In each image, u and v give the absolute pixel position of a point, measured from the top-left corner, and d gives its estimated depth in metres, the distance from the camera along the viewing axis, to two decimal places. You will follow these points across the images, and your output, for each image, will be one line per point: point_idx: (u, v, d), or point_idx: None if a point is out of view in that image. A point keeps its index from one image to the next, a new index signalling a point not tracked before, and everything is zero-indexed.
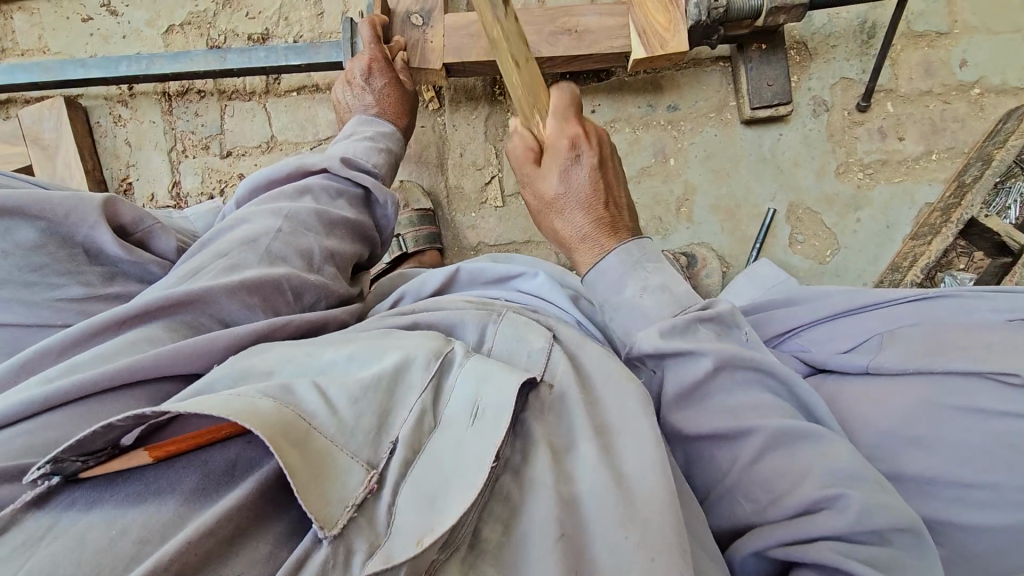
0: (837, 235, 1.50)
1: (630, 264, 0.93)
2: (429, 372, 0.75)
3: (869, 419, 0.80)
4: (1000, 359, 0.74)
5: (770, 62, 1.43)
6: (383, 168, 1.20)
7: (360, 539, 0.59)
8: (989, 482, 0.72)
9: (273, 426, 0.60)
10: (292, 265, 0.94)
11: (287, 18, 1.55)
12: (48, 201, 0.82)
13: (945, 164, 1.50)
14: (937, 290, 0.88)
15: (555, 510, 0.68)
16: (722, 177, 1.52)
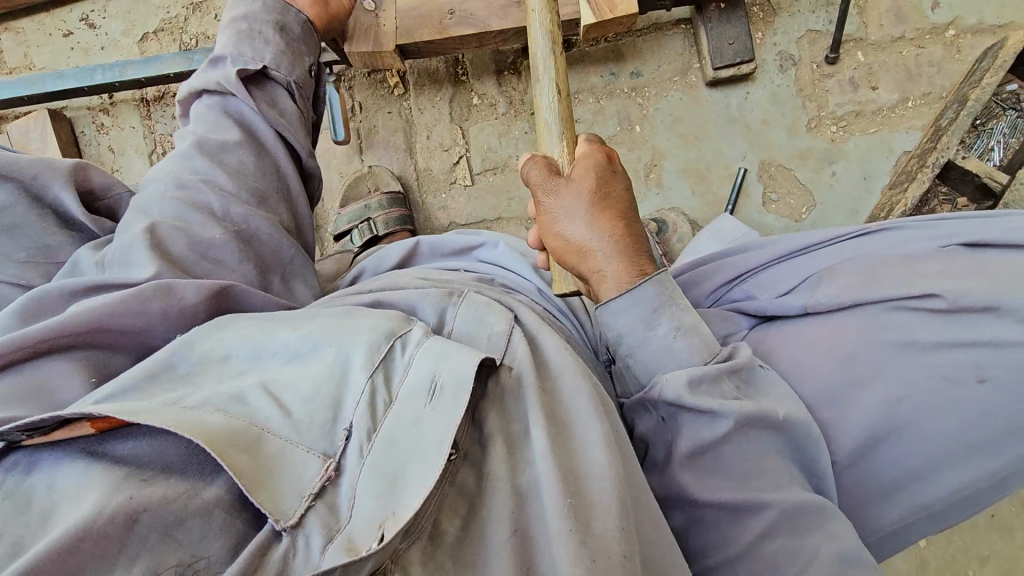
0: (813, 191, 1.46)
1: (660, 303, 0.83)
2: (376, 356, 0.71)
3: (813, 357, 0.80)
4: (925, 288, 0.77)
5: (729, 20, 1.41)
6: (249, 50, 1.09)
7: (319, 527, 0.59)
8: (916, 427, 0.74)
9: (219, 437, 0.59)
10: (190, 218, 0.91)
11: None
12: (17, 165, 0.90)
13: (923, 111, 1.45)
14: (877, 224, 0.88)
15: (515, 511, 0.66)
16: (690, 140, 1.50)
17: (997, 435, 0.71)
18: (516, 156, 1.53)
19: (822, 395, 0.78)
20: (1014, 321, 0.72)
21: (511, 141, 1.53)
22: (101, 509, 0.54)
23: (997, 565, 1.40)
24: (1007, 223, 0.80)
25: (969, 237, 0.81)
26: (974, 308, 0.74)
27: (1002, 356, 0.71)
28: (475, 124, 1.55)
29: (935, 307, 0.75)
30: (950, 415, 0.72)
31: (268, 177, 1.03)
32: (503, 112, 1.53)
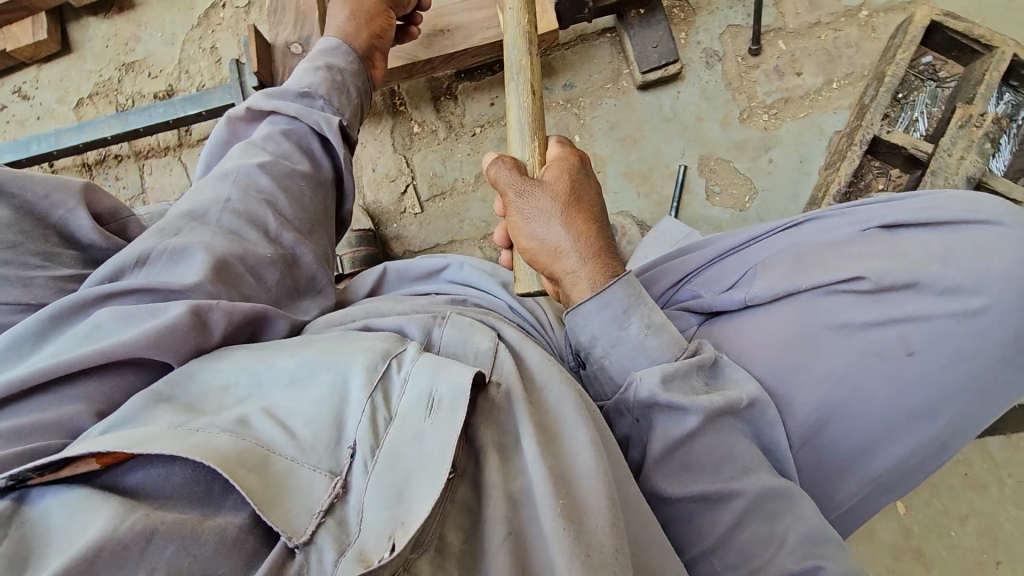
0: (753, 179, 1.50)
1: (631, 303, 0.81)
2: (375, 375, 0.65)
3: (758, 349, 0.82)
4: (850, 273, 0.80)
5: (651, 25, 1.46)
6: (339, 101, 1.07)
7: (330, 540, 0.56)
8: (860, 404, 0.76)
9: (230, 457, 0.56)
10: (245, 237, 0.86)
11: (187, 71, 1.60)
12: (30, 181, 0.77)
13: (848, 90, 1.49)
14: (802, 215, 0.90)
15: (511, 512, 0.63)
16: (630, 143, 1.54)
17: (933, 401, 0.75)
18: (461, 179, 1.55)
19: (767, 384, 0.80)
20: (932, 294, 0.76)
21: (455, 164, 1.55)
22: (118, 523, 0.51)
23: (975, 524, 1.43)
24: (915, 204, 0.84)
25: (885, 220, 0.84)
26: (895, 287, 0.78)
27: (925, 328, 0.76)
28: (418, 152, 1.57)
29: (862, 289, 0.78)
30: (888, 387, 0.76)
31: (315, 210, 1.00)
32: (444, 137, 1.56)
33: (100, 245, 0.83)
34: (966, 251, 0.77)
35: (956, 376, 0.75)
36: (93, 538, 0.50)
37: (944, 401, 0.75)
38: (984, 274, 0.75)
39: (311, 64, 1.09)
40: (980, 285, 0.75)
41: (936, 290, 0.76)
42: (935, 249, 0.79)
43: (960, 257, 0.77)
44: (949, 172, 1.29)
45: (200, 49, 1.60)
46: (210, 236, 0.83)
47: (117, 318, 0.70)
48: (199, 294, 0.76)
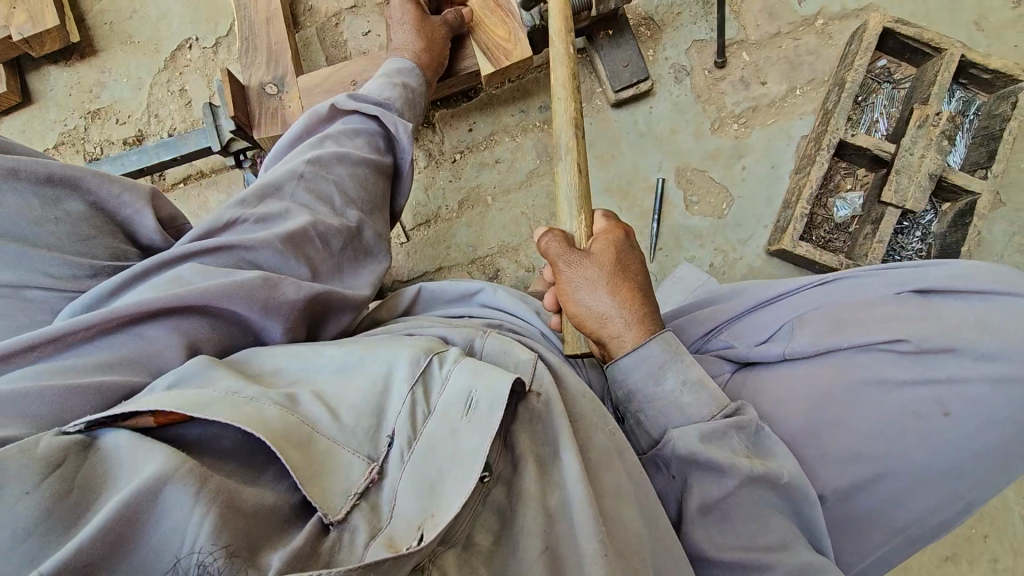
0: (728, 187, 1.55)
1: (671, 355, 0.88)
2: (417, 370, 0.76)
3: (792, 403, 0.86)
4: (895, 334, 0.82)
5: (620, 45, 1.49)
6: (400, 103, 1.20)
7: (363, 522, 0.63)
8: (897, 461, 0.80)
9: (278, 432, 0.64)
10: (316, 211, 1.01)
11: (156, 115, 1.58)
12: (107, 181, 0.90)
13: (811, 96, 1.55)
14: (839, 273, 0.93)
15: (546, 527, 0.70)
16: (608, 160, 1.57)
17: (963, 462, 0.79)
18: (445, 207, 1.56)
19: (802, 437, 0.85)
20: (968, 358, 0.79)
21: (438, 192, 1.57)
22: (176, 467, 0.55)
23: None
24: (949, 270, 0.87)
25: (919, 285, 0.87)
26: (936, 350, 0.80)
27: (959, 390, 0.79)
28: None
29: (903, 350, 0.81)
30: (921, 446, 0.79)
31: (376, 199, 1.14)
32: (425, 165, 1.58)
33: (159, 245, 0.96)
34: (1003, 322, 0.79)
35: (988, 440, 0.78)
36: (155, 477, 0.54)
37: (973, 465, 0.79)
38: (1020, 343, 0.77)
39: (387, 79, 1.21)
40: (1018, 356, 0.77)
41: (973, 355, 0.78)
42: (973, 317, 0.81)
43: (994, 323, 0.79)
44: (913, 171, 1.36)
45: (169, 92, 1.58)
46: (284, 208, 0.98)
47: (198, 274, 0.85)
48: (269, 250, 0.92)
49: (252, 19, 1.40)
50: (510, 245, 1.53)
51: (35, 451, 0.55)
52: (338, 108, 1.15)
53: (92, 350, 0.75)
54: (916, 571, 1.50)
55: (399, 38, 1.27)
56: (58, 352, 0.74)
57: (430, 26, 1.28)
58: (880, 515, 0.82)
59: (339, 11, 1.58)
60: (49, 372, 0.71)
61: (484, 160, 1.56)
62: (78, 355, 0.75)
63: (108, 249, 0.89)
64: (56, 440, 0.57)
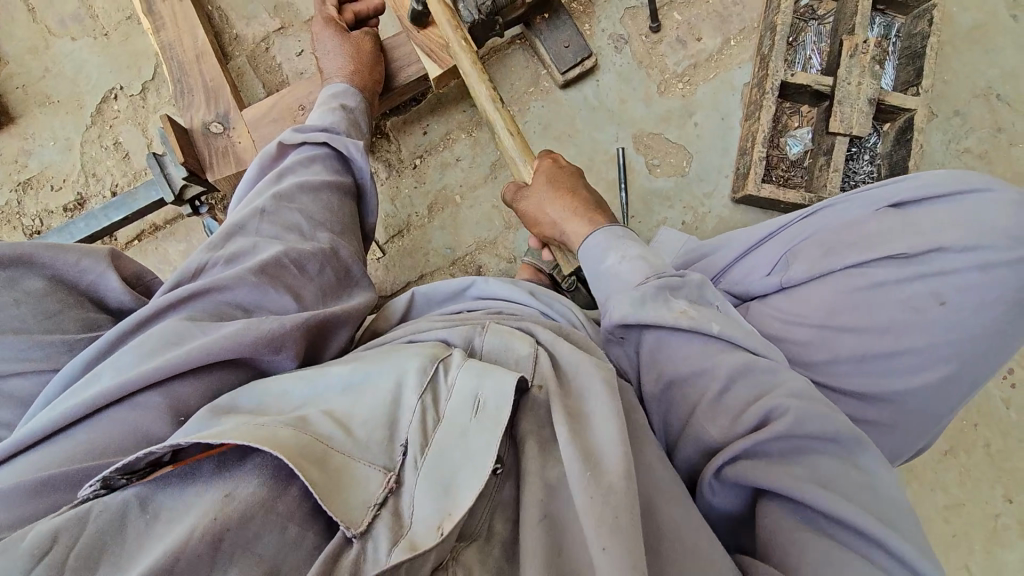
0: (685, 145, 1.58)
1: (612, 243, 1.03)
2: (426, 378, 0.73)
3: (797, 323, 0.90)
4: (889, 245, 0.87)
5: (559, 26, 1.50)
6: (345, 124, 1.16)
7: (385, 534, 0.62)
8: (908, 354, 0.84)
9: (295, 450, 0.62)
10: (285, 241, 0.95)
11: (94, 174, 1.50)
12: (58, 251, 0.83)
13: (745, 44, 1.61)
14: (817, 203, 0.98)
15: (548, 498, 0.69)
16: (566, 139, 1.58)
17: (962, 348, 0.83)
18: (415, 214, 1.54)
19: (816, 349, 0.88)
20: (953, 252, 0.84)
21: (404, 201, 1.54)
22: (192, 532, 0.56)
23: None
24: (919, 181, 0.92)
25: (893, 199, 0.92)
26: (926, 250, 0.85)
27: (953, 281, 0.83)
28: None
29: (900, 255, 0.86)
30: (925, 342, 0.83)
31: (346, 219, 1.08)
32: (386, 177, 1.55)
33: (129, 305, 0.89)
34: (976, 215, 0.86)
35: (985, 321, 0.83)
36: (174, 541, 0.55)
37: (973, 350, 0.83)
38: (996, 237, 0.83)
39: (327, 106, 1.19)
40: (1002, 246, 0.82)
41: (955, 249, 0.84)
42: (946, 216, 0.87)
43: (973, 220, 0.85)
44: (854, 99, 1.43)
45: (103, 148, 1.50)
46: (251, 243, 0.93)
47: (179, 329, 0.78)
48: (244, 287, 0.86)
49: (181, 58, 1.35)
50: (487, 240, 1.53)
51: (20, 545, 0.53)
52: (286, 143, 1.10)
53: (79, 431, 0.69)
54: (923, 470, 1.60)
55: (351, 69, 1.25)
56: (47, 439, 0.69)
57: (354, 44, 1.27)
58: (889, 412, 0.87)
59: (267, 35, 1.53)
60: (36, 467, 0.65)
61: (445, 160, 1.55)
62: (68, 437, 0.69)
63: (75, 322, 0.83)
64: (49, 523, 0.55)
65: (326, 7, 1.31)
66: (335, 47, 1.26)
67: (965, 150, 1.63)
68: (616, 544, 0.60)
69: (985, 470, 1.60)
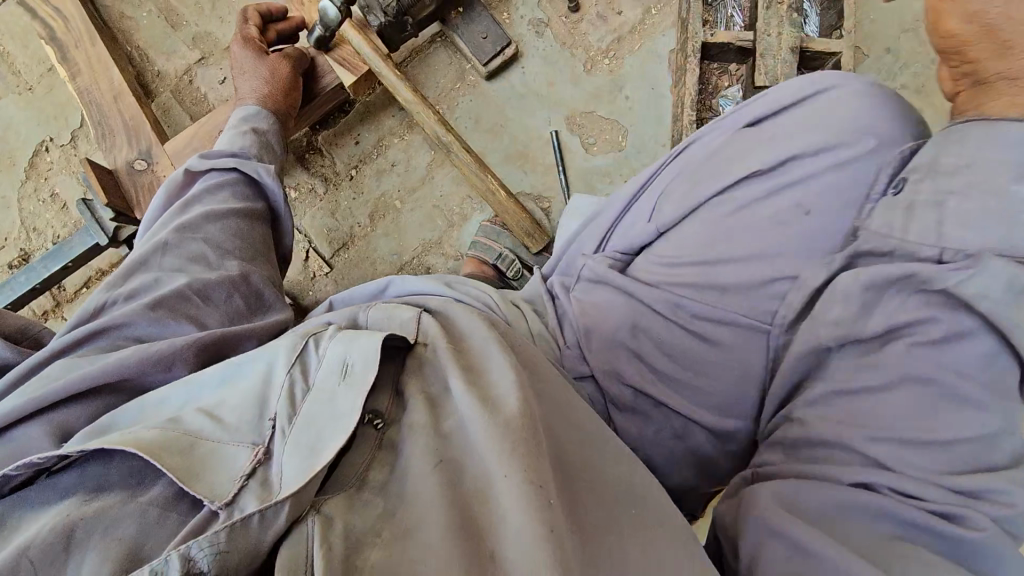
0: (618, 120, 1.57)
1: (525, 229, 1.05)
2: (294, 353, 0.71)
3: (677, 264, 0.87)
4: (746, 164, 0.85)
5: (474, 19, 1.50)
6: (255, 148, 1.16)
7: (251, 498, 0.58)
8: (796, 278, 0.81)
9: (151, 442, 0.61)
10: (191, 274, 0.96)
11: (35, 228, 1.50)
12: None
13: (666, 12, 1.60)
14: (684, 142, 0.97)
15: (439, 445, 0.64)
16: (498, 130, 1.57)
17: (849, 258, 0.82)
18: (357, 225, 1.54)
19: (701, 287, 0.84)
20: (809, 158, 0.83)
21: (345, 213, 1.54)
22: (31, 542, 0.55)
23: None
24: (772, 96, 0.90)
25: (748, 120, 0.90)
26: (783, 161, 0.84)
27: (816, 189, 0.82)
28: (305, 215, 1.55)
29: (761, 173, 0.84)
30: (798, 255, 0.81)
31: (258, 246, 1.08)
32: (324, 191, 1.55)
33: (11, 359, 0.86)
34: (827, 116, 0.84)
35: (862, 223, 0.81)
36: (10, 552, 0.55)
37: (846, 257, 0.81)
38: (841, 133, 0.83)
39: (238, 129, 1.19)
40: (846, 141, 0.82)
41: (809, 154, 0.83)
42: (800, 123, 0.86)
43: (824, 121, 0.84)
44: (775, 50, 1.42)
45: (40, 201, 1.51)
46: (153, 279, 0.93)
47: (66, 366, 0.78)
48: (142, 320, 0.86)
49: (98, 101, 1.35)
50: (432, 241, 1.53)
51: None
52: (193, 170, 1.10)
53: None
54: None
55: (268, 91, 1.24)
56: None
57: (270, 66, 1.25)
58: None
59: (188, 67, 1.54)
60: None
61: (380, 167, 1.54)
62: None
63: None
64: None
65: (248, 26, 1.29)
66: (252, 70, 1.24)
67: (902, 87, 1.62)
68: (517, 469, 0.58)
69: None
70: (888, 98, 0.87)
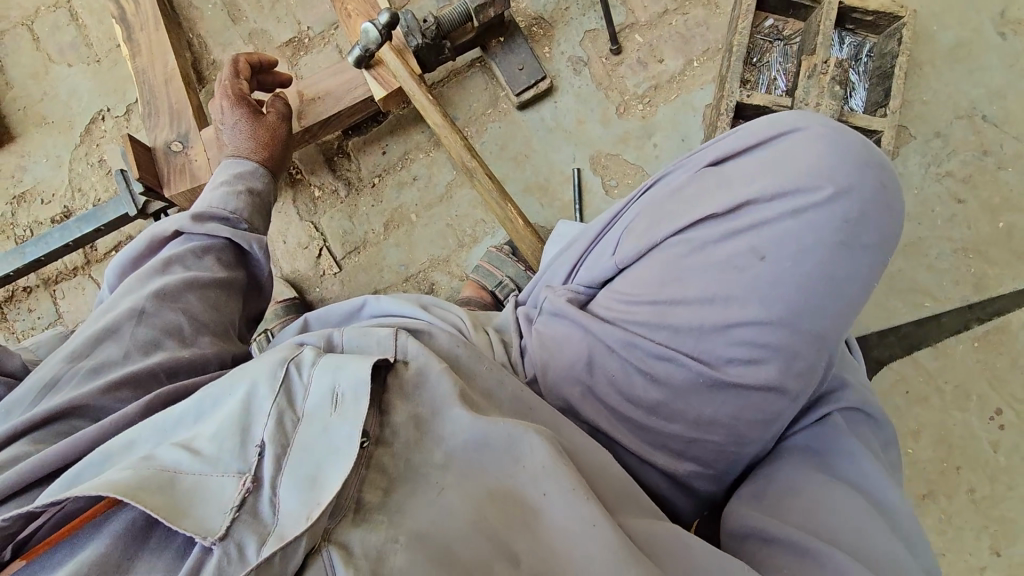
0: (643, 167, 1.56)
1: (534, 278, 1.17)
2: (277, 382, 0.73)
3: (634, 302, 0.93)
4: (703, 205, 0.92)
5: (513, 50, 1.54)
6: (245, 211, 1.15)
7: (250, 534, 0.61)
8: (746, 325, 0.86)
9: (133, 484, 0.62)
10: (161, 348, 0.95)
11: (80, 189, 1.61)
12: None
13: (708, 66, 1.59)
14: (653, 178, 1.04)
15: (462, 465, 0.74)
16: (522, 160, 1.59)
17: (797, 306, 0.86)
18: (371, 231, 1.58)
19: (655, 327, 0.91)
20: (763, 203, 0.88)
21: (362, 219, 1.59)
22: None
23: (929, 435, 1.49)
24: (733, 137, 0.97)
25: (711, 160, 0.97)
26: (738, 207, 0.90)
27: (769, 236, 0.87)
28: (325, 214, 1.60)
29: (717, 214, 0.90)
30: (753, 301, 0.86)
31: (230, 317, 1.08)
32: (345, 195, 1.60)
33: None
34: (780, 162, 0.90)
35: (811, 272, 0.86)
36: None
37: (806, 302, 0.86)
38: (798, 176, 0.88)
39: (229, 186, 1.16)
40: (804, 187, 0.87)
41: (765, 200, 0.88)
42: (757, 167, 0.92)
43: (777, 166, 0.90)
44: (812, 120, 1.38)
45: (88, 165, 1.62)
46: (120, 353, 0.91)
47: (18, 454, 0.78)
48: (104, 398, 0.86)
49: (151, 81, 1.44)
50: (440, 258, 1.55)
51: None
52: (182, 231, 1.08)
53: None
54: None
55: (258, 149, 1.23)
56: None
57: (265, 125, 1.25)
58: (730, 397, 0.88)
59: None
60: None
61: (402, 179, 1.58)
62: None
63: None
64: None
65: (240, 80, 1.27)
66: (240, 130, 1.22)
67: (945, 174, 1.56)
68: (554, 485, 0.72)
69: (972, 519, 1.45)
70: (847, 138, 0.91)
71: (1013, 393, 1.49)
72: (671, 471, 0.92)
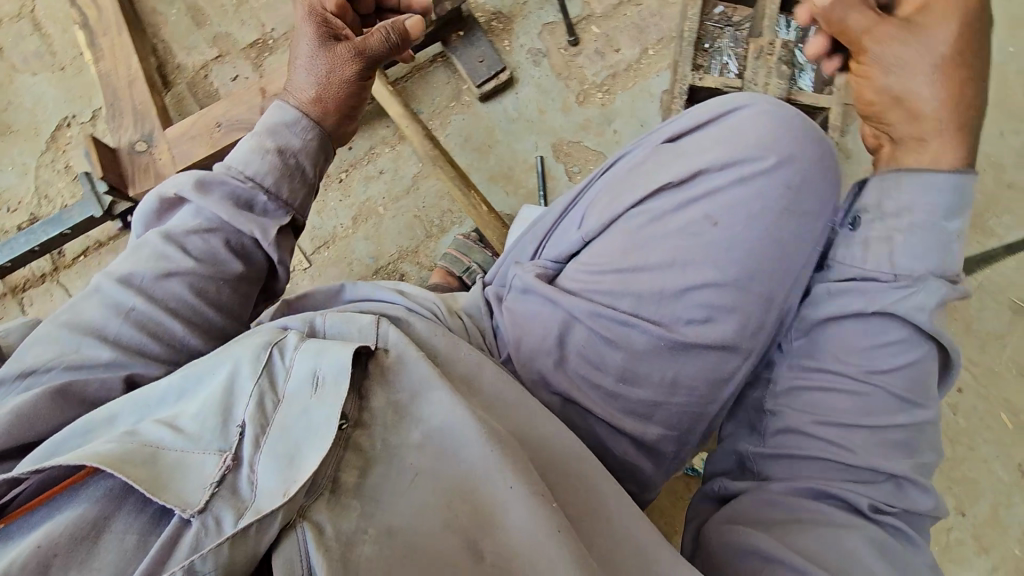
0: (604, 152, 1.60)
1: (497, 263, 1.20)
2: (260, 363, 0.71)
3: (599, 272, 0.95)
4: (660, 177, 0.95)
5: (473, 43, 1.57)
6: (269, 181, 0.94)
7: (227, 508, 0.60)
8: (703, 288, 0.89)
9: (116, 456, 0.61)
10: (148, 353, 0.84)
11: (47, 196, 1.61)
12: None
13: (663, 54, 1.64)
14: (613, 157, 1.07)
15: (431, 458, 0.70)
16: (486, 150, 1.62)
17: (748, 269, 0.89)
18: (339, 225, 1.60)
19: (620, 295, 0.93)
20: (714, 173, 0.91)
21: (331, 214, 1.61)
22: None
23: None
24: (689, 114, 1.00)
25: (667, 137, 1.00)
26: (693, 176, 0.92)
27: (720, 203, 0.90)
28: None
29: (673, 184, 0.93)
30: (708, 264, 0.89)
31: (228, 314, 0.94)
32: None
33: None
34: (730, 134, 0.94)
35: (759, 236, 0.89)
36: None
37: (756, 265, 0.89)
38: (746, 146, 0.91)
39: (258, 147, 0.95)
40: (751, 156, 0.91)
41: (716, 168, 0.91)
42: (710, 140, 0.95)
43: (727, 138, 0.93)
44: None
45: (55, 171, 1.62)
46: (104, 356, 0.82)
47: None
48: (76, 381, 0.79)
49: (115, 84, 1.46)
50: (409, 249, 1.57)
51: None
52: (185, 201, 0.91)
53: None
54: None
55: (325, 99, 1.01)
56: None
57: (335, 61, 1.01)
58: (691, 360, 0.91)
59: (206, 62, 1.65)
60: None
61: (369, 173, 1.61)
62: None
63: None
64: None
65: None
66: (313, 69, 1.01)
67: None
68: (522, 481, 0.69)
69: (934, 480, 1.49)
70: (792, 112, 0.95)
71: (968, 356, 1.54)
72: (640, 437, 0.94)
